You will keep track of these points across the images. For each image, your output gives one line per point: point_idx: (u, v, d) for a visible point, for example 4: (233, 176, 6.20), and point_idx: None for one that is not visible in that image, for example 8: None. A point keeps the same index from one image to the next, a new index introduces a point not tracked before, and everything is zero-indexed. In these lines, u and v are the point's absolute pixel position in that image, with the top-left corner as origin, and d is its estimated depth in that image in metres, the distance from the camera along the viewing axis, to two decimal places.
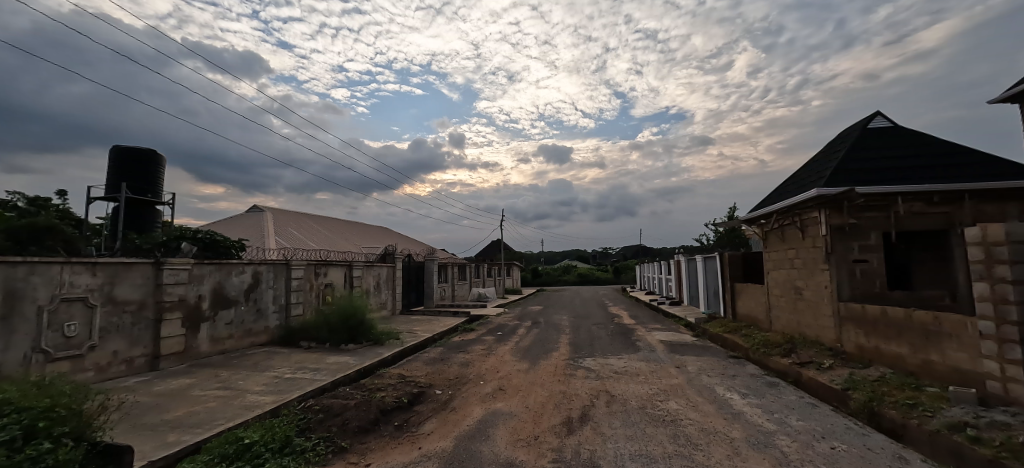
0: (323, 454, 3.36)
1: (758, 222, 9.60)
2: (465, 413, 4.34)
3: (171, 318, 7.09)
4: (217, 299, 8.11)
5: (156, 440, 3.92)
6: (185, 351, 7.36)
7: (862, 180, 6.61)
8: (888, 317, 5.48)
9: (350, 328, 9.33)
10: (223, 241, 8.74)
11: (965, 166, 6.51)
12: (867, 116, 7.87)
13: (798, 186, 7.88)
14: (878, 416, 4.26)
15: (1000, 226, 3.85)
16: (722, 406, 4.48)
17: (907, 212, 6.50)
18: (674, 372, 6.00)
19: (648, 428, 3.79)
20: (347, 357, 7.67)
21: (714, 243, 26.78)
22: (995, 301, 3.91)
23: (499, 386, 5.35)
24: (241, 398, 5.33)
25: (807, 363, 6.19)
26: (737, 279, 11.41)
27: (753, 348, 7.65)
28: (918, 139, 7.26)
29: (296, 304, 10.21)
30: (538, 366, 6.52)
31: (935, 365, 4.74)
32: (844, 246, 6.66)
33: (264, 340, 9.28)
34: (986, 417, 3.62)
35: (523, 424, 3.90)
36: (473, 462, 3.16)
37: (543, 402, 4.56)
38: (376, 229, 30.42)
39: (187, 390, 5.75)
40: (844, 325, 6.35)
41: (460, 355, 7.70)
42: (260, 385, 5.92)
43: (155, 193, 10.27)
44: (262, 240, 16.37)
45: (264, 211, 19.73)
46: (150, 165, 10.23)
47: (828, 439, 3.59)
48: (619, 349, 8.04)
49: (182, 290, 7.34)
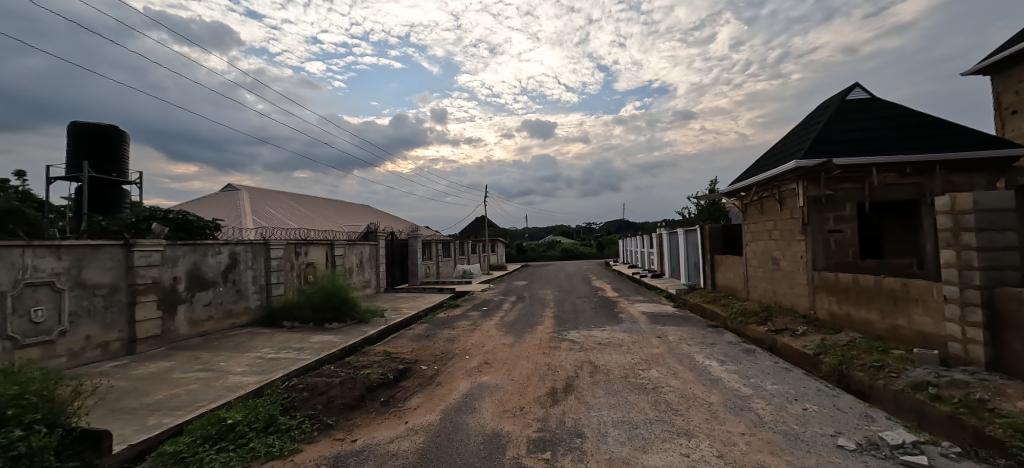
0: (309, 432, 3.32)
1: (738, 195, 9.71)
2: (451, 387, 4.36)
3: (146, 301, 6.86)
4: (193, 280, 7.86)
5: (134, 425, 3.87)
6: (163, 334, 7.17)
7: (839, 152, 6.72)
8: (860, 284, 5.71)
9: (334, 307, 9.22)
10: (196, 222, 8.43)
11: (938, 138, 6.63)
12: (847, 88, 7.88)
13: (777, 158, 7.98)
14: (847, 379, 4.56)
15: (969, 196, 4.00)
16: (701, 372, 4.62)
17: (881, 184, 6.64)
18: (655, 342, 6.14)
19: (630, 396, 3.89)
20: (332, 336, 7.63)
21: (694, 217, 27.28)
22: (960, 268, 4.09)
23: (485, 360, 5.38)
24: (223, 380, 5.27)
25: (782, 330, 6.48)
26: (717, 251, 11.63)
27: (731, 317, 7.91)
28: (894, 111, 7.31)
29: (277, 284, 9.97)
30: (523, 339, 6.60)
31: (901, 329, 4.98)
32: (820, 217, 6.83)
33: (245, 321, 9.08)
34: (947, 376, 3.87)
35: (508, 396, 3.95)
36: (460, 434, 3.20)
37: (528, 375, 4.61)
38: (357, 207, 29.95)
39: (167, 373, 5.65)
40: (818, 293, 6.60)
41: (445, 331, 7.71)
42: (242, 366, 5.84)
43: (120, 172, 9.74)
44: (239, 220, 15.92)
45: (238, 191, 19.05)
46: (112, 142, 9.67)
47: (800, 401, 3.73)
48: (602, 321, 8.21)
49: (156, 272, 7.09)
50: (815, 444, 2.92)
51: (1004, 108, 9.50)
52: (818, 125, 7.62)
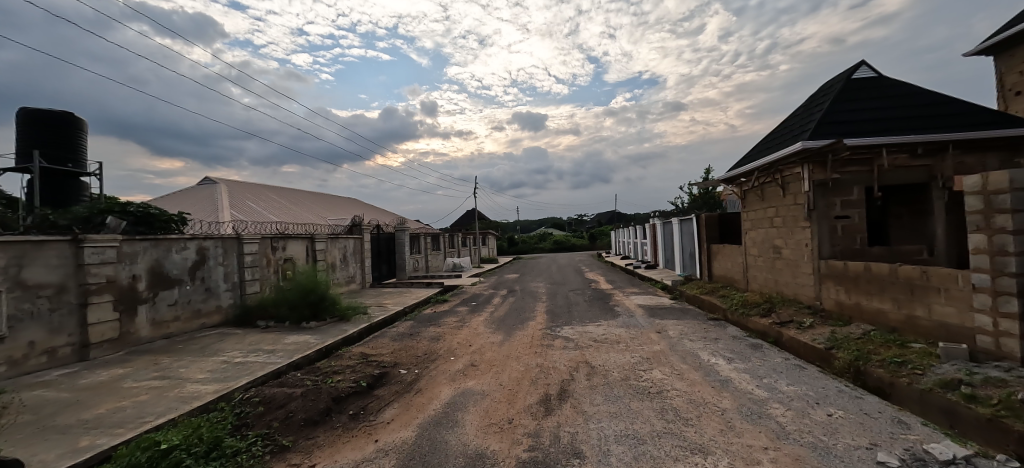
0: (259, 456, 2.79)
1: (736, 182, 9.30)
2: (432, 395, 3.87)
3: (100, 302, 6.21)
4: (156, 278, 7.20)
5: (61, 448, 3.32)
6: (122, 338, 6.55)
7: (848, 132, 6.30)
8: (871, 273, 5.35)
9: (311, 304, 8.62)
10: (159, 215, 7.68)
11: (949, 117, 6.23)
12: (852, 66, 7.42)
13: (780, 141, 7.56)
14: (865, 375, 4.22)
15: (1004, 174, 3.59)
16: (708, 373, 4.18)
17: (891, 166, 6.25)
18: (655, 338, 5.71)
19: (633, 402, 3.44)
20: (308, 336, 7.06)
21: (688, 206, 27.01)
22: (992, 253, 3.71)
23: (471, 362, 4.89)
24: (178, 389, 4.71)
25: (787, 322, 6.12)
26: (714, 240, 11.26)
27: (731, 309, 7.55)
28: (903, 89, 6.89)
29: (252, 281, 9.34)
30: (513, 337, 6.12)
31: (919, 320, 4.64)
32: (825, 202, 6.45)
33: (217, 321, 8.47)
34: (980, 374, 3.52)
35: (496, 406, 3.48)
36: (437, 455, 2.73)
37: (518, 379, 4.14)
38: (343, 200, 29.13)
39: (119, 382, 5.07)
40: (825, 282, 6.25)
41: (430, 329, 7.21)
42: (203, 373, 5.27)
43: (77, 163, 8.94)
44: (215, 214, 15.13)
45: (216, 184, 18.20)
46: (67, 130, 8.88)
47: (823, 405, 3.33)
48: (596, 315, 7.78)
49: (112, 270, 6.43)
50: (852, 461, 2.50)
51: (1008, 89, 9.21)
52: (822, 106, 7.18)
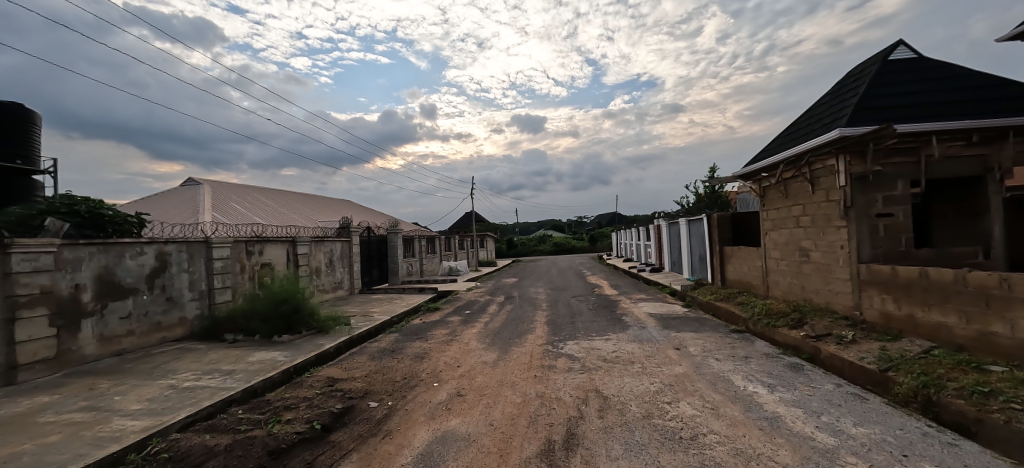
0: None
1: (755, 178, 8.52)
2: (403, 441, 3.03)
3: (32, 317, 5.36)
4: (104, 288, 6.35)
5: None
6: (60, 357, 5.70)
7: (891, 118, 5.51)
8: (928, 280, 4.55)
9: (285, 316, 7.75)
10: (113, 217, 6.89)
11: (1008, 100, 5.43)
12: (889, 47, 6.62)
13: (808, 131, 6.76)
14: (940, 409, 3.40)
15: None
16: (749, 406, 3.37)
17: (941, 156, 5.47)
18: (675, 357, 4.88)
19: (662, 455, 2.63)
20: (277, 353, 6.22)
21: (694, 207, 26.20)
22: None
23: (457, 390, 4.07)
24: (101, 426, 3.87)
25: (825, 336, 5.31)
26: (726, 242, 10.45)
27: (754, 320, 6.74)
28: (949, 71, 6.09)
29: (222, 289, 8.52)
30: (509, 356, 5.31)
31: (997, 338, 3.83)
32: (865, 199, 5.65)
33: (179, 334, 7.63)
34: None
35: (482, 462, 2.64)
36: None
37: (513, 417, 3.32)
38: (336, 202, 28.30)
39: (35, 415, 4.21)
40: (866, 290, 5.45)
41: (415, 345, 6.38)
42: (141, 402, 4.43)
43: (26, 161, 8.09)
44: (196, 217, 14.29)
45: (200, 184, 17.41)
46: (17, 125, 8.07)
47: (914, 461, 2.51)
48: (603, 327, 6.95)
49: (47, 279, 5.57)
50: None
51: None
52: (857, 90, 6.39)
